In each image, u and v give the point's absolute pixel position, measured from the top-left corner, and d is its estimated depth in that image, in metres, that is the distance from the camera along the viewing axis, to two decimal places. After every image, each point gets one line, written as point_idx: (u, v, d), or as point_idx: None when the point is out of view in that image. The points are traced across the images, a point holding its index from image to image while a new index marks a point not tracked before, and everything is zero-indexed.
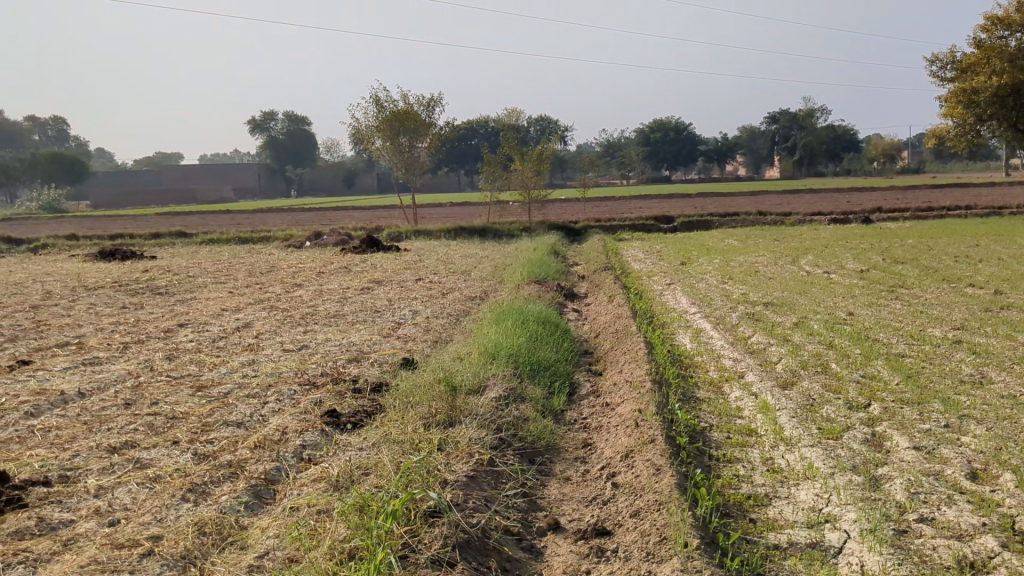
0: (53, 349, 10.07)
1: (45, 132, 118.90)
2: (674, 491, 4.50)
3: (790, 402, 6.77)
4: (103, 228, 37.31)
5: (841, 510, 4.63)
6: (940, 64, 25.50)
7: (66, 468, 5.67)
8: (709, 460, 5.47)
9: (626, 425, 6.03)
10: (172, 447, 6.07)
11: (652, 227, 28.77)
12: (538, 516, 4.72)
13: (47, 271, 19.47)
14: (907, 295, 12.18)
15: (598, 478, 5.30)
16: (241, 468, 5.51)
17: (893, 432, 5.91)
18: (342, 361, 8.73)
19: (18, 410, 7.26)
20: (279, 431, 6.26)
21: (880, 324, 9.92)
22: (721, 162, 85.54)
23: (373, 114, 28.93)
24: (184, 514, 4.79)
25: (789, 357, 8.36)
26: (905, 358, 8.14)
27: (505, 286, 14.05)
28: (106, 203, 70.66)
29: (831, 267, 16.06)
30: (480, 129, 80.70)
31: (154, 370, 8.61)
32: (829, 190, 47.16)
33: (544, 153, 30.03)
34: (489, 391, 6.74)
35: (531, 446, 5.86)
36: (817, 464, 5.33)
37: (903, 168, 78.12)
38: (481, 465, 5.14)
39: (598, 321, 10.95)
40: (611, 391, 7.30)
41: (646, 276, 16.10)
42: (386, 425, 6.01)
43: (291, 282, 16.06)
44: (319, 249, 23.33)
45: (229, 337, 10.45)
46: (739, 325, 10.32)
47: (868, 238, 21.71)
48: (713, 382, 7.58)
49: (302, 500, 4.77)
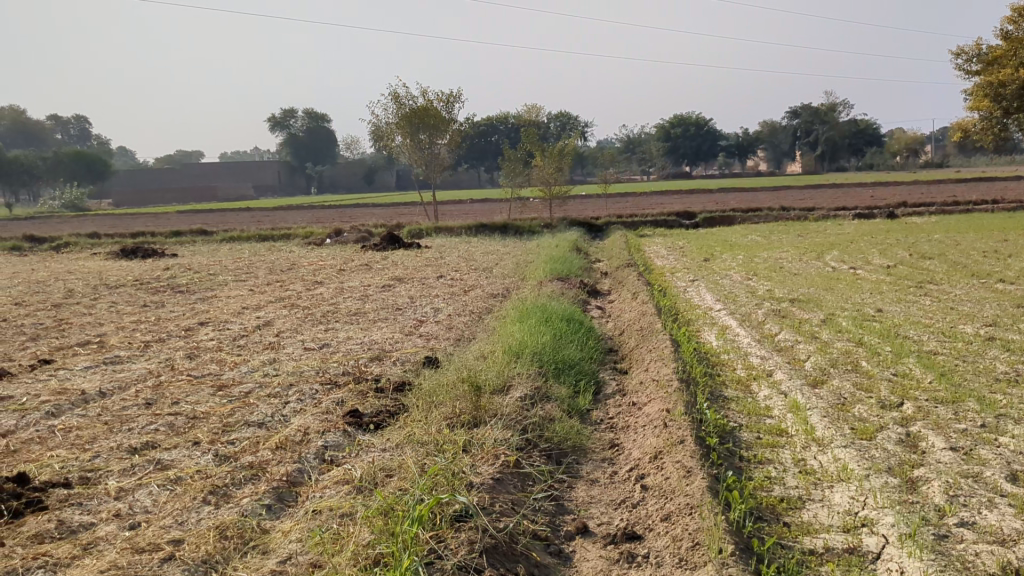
0: (74, 348, 10.02)
1: (68, 131, 120.10)
2: (707, 495, 4.37)
3: (821, 401, 6.62)
4: (125, 228, 35.40)
5: (878, 514, 4.49)
6: (966, 57, 25.09)
7: (86, 470, 5.61)
8: (739, 462, 5.34)
9: (654, 425, 5.91)
10: (194, 448, 6.00)
11: (674, 223, 28.55)
12: (566, 519, 4.61)
13: (68, 269, 19.42)
14: (936, 291, 11.96)
15: (627, 480, 5.18)
16: (263, 470, 5.42)
17: (928, 432, 5.75)
18: (364, 359, 8.64)
19: (39, 410, 7.21)
20: (301, 432, 6.17)
21: (910, 321, 9.75)
22: (743, 156, 85.01)
23: (393, 111, 28.84)
24: (205, 517, 4.71)
25: (817, 356, 8.19)
26: (937, 355, 7.98)
27: (529, 283, 13.93)
28: (127, 203, 70.99)
29: (857, 263, 15.83)
30: (501, 125, 80.41)
31: (174, 370, 8.54)
32: (853, 185, 46.67)
33: (565, 149, 29.84)
34: (514, 391, 6.63)
35: (557, 447, 5.75)
36: (851, 466, 5.19)
37: (926, 162, 77.27)
38: (507, 467, 5.03)
39: (622, 319, 10.82)
40: (637, 390, 7.18)
41: (670, 273, 15.93)
42: (410, 425, 5.92)
43: (313, 279, 16.00)
44: (340, 247, 23.26)
45: (250, 336, 10.36)
46: (766, 322, 10.15)
47: (894, 234, 21.44)
48: (740, 381, 7.44)
49: (324, 503, 4.67)
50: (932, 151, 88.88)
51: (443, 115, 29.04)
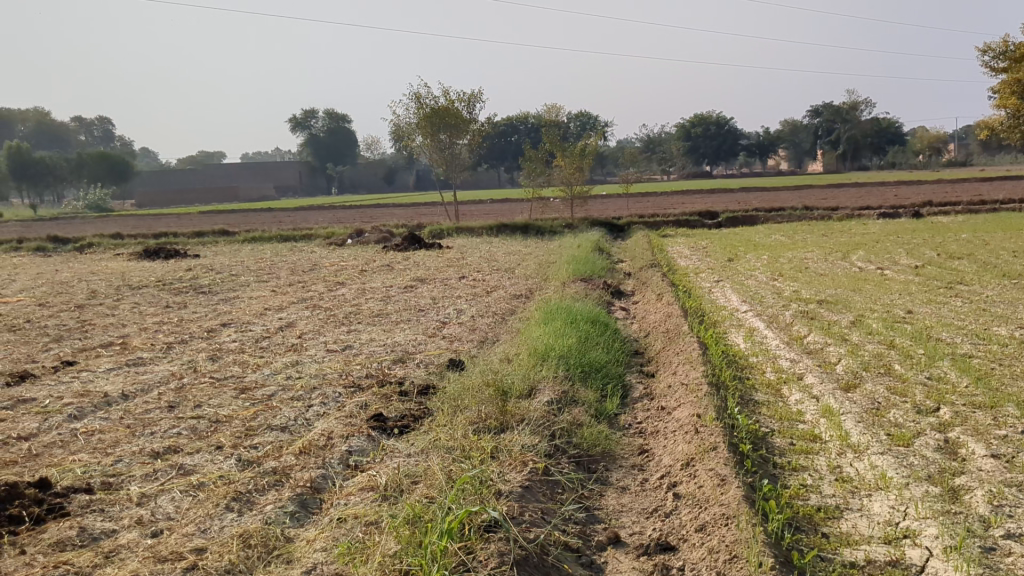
0: (97, 349, 10.00)
1: (91, 132, 121.17)
2: (744, 505, 4.24)
3: (855, 406, 6.46)
4: (147, 228, 36.23)
5: (920, 525, 4.35)
6: (993, 54, 24.76)
7: (108, 474, 5.54)
8: (774, 469, 5.20)
9: (685, 430, 5.78)
10: (217, 452, 5.92)
11: (696, 223, 28.36)
12: (598, 529, 4.49)
13: (91, 270, 19.43)
14: (968, 292, 11.75)
15: (659, 487, 5.06)
16: (287, 476, 5.33)
17: (968, 438, 5.60)
18: (387, 362, 8.55)
19: (62, 413, 7.17)
20: (325, 436, 6.08)
21: (943, 322, 9.56)
22: (764, 155, 84.45)
23: (414, 111, 28.77)
24: (228, 525, 4.63)
25: (848, 358, 8.04)
26: (972, 358, 7.80)
27: (551, 284, 13.79)
28: (149, 203, 71.27)
29: (884, 262, 15.64)
30: (521, 126, 81.00)
31: (197, 372, 8.49)
32: (876, 184, 46.20)
33: (586, 149, 29.63)
34: (540, 395, 6.51)
35: (586, 453, 5.63)
36: (890, 473, 5.04)
37: (949, 160, 76.49)
38: (536, 474, 4.92)
39: (647, 320, 10.70)
40: (665, 394, 7.04)
41: (695, 273, 15.76)
42: (435, 430, 5.82)
43: (335, 280, 15.96)
44: (361, 247, 23.20)
45: (273, 337, 10.33)
46: (794, 324, 9.98)
47: (922, 234, 21.13)
48: (770, 385, 7.29)
49: (349, 512, 4.57)
50: (955, 149, 88.01)
51: (464, 114, 28.90)
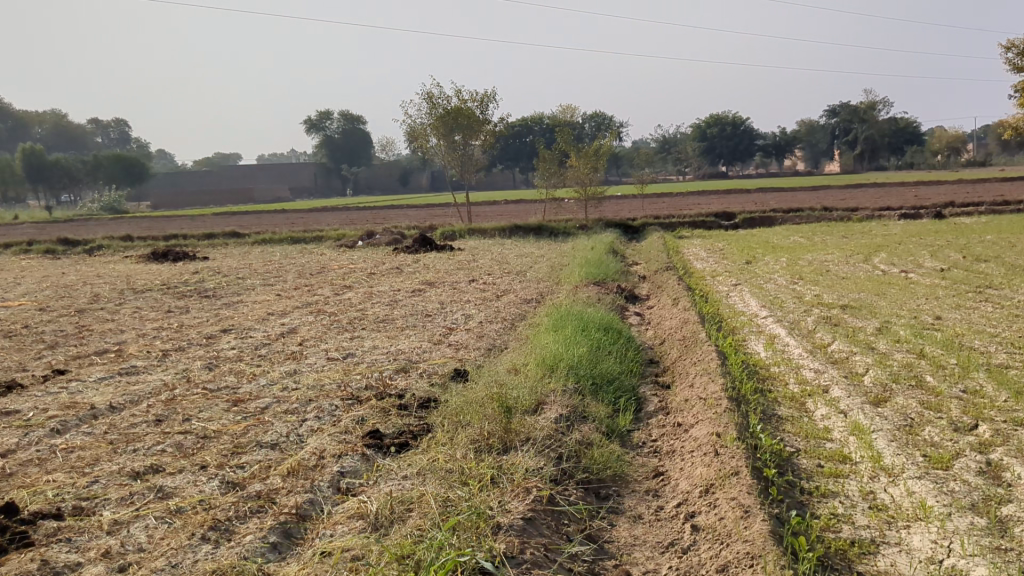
0: (90, 357, 9.63)
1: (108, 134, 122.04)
2: (771, 543, 3.82)
3: (886, 423, 6.00)
4: (160, 228, 37.68)
5: (968, 563, 3.90)
6: (1017, 51, 24.22)
7: (82, 498, 5.13)
8: (801, 496, 4.76)
9: (703, 452, 5.34)
10: (200, 473, 5.51)
11: (711, 224, 27.87)
12: (606, 566, 4.08)
13: (100, 272, 19.27)
14: (995, 296, 11.26)
15: (675, 517, 4.63)
16: (271, 502, 4.90)
17: (1012, 461, 5.14)
18: (389, 371, 8.14)
19: (44, 427, 6.79)
20: (315, 455, 5.67)
21: (973, 330, 9.05)
22: (780, 155, 83.44)
23: (427, 112, 28.29)
24: (202, 559, 4.21)
25: (877, 368, 7.58)
26: (1009, 369, 7.31)
27: (563, 288, 13.42)
28: (164, 206, 71.14)
29: (908, 265, 15.12)
30: (535, 127, 80.28)
31: (190, 382, 8.09)
32: (894, 185, 45.27)
33: (600, 150, 29.03)
34: (547, 411, 6.07)
35: (596, 477, 5.21)
36: (928, 501, 4.60)
37: (966, 159, 75.53)
38: (539, 504, 4.50)
39: (663, 326, 10.24)
40: (682, 408, 6.60)
41: (710, 276, 15.31)
42: (433, 449, 5.41)
43: (343, 283, 15.58)
44: (372, 249, 22.86)
45: (273, 344, 9.92)
46: (816, 330, 9.53)
47: (942, 234, 20.61)
48: (794, 398, 6.84)
49: (333, 544, 4.13)
50: (975, 150, 86.86)
51: (477, 115, 28.41)
